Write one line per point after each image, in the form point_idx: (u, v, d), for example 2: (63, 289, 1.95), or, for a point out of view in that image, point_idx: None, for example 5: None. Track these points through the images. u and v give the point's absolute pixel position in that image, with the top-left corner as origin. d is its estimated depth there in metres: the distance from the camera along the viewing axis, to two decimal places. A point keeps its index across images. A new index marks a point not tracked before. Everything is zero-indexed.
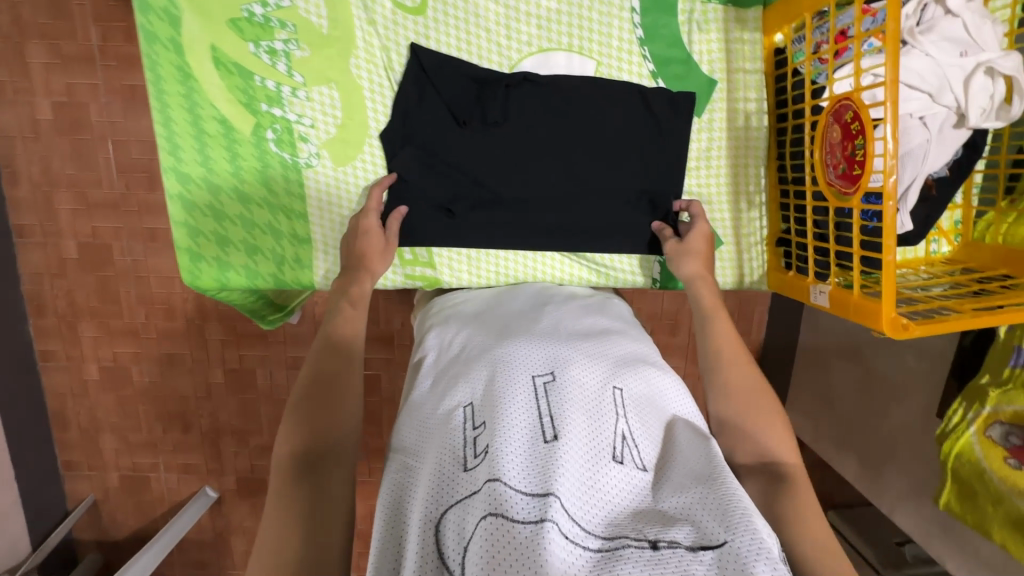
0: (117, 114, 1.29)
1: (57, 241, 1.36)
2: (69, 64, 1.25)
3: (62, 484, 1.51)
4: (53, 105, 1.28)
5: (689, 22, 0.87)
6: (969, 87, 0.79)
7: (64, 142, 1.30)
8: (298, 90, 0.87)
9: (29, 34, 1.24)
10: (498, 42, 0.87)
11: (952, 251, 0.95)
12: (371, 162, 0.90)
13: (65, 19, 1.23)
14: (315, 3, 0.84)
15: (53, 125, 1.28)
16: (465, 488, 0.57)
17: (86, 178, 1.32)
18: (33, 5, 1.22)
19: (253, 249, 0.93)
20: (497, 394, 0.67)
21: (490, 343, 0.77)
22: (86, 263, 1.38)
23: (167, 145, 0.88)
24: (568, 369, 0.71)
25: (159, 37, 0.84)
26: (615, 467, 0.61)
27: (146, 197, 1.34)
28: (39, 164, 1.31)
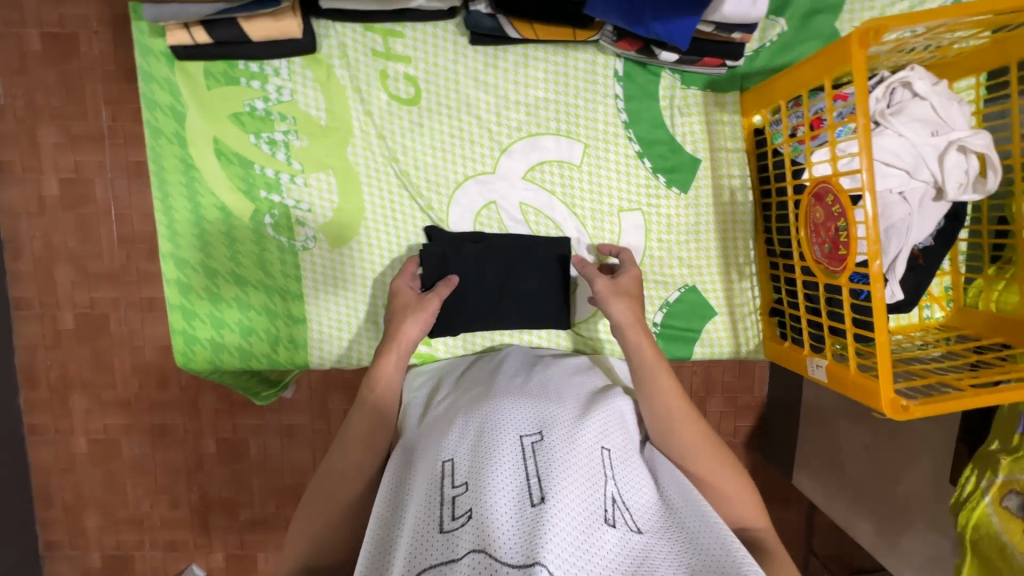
0: (122, 188, 1.26)
1: (55, 312, 1.29)
2: (78, 142, 1.23)
3: (43, 567, 1.39)
4: (60, 181, 1.25)
5: (670, 107, 0.91)
6: (944, 163, 0.82)
7: (69, 217, 1.26)
8: (296, 177, 0.90)
9: (41, 115, 1.22)
10: (490, 128, 0.91)
11: (946, 317, 0.95)
12: (367, 242, 0.92)
13: (77, 100, 1.22)
14: (314, 97, 0.89)
15: (59, 200, 1.25)
16: (445, 555, 0.53)
17: (86, 251, 1.28)
18: (47, 88, 1.21)
19: (248, 330, 0.93)
20: (483, 450, 0.64)
21: (476, 400, 0.74)
22: (83, 334, 1.30)
23: (167, 232, 0.90)
24: (556, 429, 0.68)
25: (164, 131, 0.87)
26: (607, 532, 0.58)
27: (146, 267, 1.29)
28: (41, 240, 1.26)
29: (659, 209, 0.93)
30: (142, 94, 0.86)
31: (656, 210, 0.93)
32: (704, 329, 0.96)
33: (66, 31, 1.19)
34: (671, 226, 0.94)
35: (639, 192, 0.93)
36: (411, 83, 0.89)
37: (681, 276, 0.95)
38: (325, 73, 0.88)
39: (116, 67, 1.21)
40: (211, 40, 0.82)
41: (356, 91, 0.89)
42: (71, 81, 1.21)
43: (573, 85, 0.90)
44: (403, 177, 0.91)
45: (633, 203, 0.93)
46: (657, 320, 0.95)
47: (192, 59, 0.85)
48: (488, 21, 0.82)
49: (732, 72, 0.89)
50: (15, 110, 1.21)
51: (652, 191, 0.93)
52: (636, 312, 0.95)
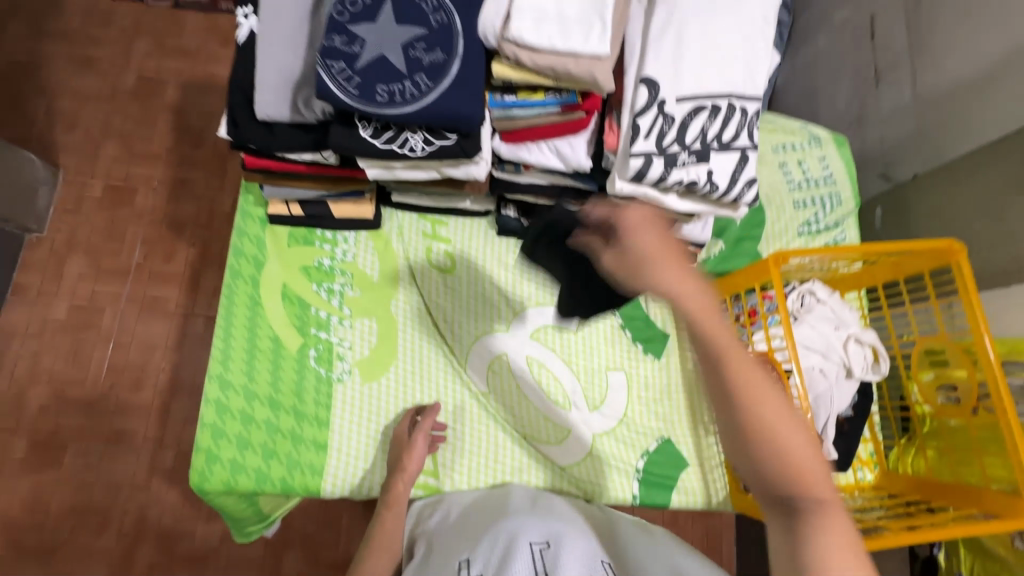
0: (131, 318, 1.49)
1: (8, 439, 1.39)
2: (103, 274, 1.50)
3: None
4: (70, 307, 1.48)
5: (645, 292, 1.19)
6: (847, 351, 1.10)
7: (66, 340, 1.46)
8: (344, 319, 1.08)
9: (76, 249, 1.52)
10: (507, 295, 1.15)
11: (876, 478, 1.15)
12: (395, 378, 1.07)
13: (115, 241, 1.53)
14: (372, 260, 1.12)
15: (62, 324, 1.46)
16: None
17: (70, 375, 1.44)
18: (91, 228, 1.53)
19: (270, 452, 1.00)
20: (497, 559, 0.75)
21: (494, 517, 0.87)
22: (30, 465, 1.38)
23: (220, 356, 1.02)
24: (564, 538, 0.78)
25: (242, 273, 1.06)
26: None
27: (125, 398, 1.44)
28: (28, 361, 1.43)
29: (638, 370, 1.14)
30: (232, 243, 1.07)
31: (636, 370, 1.14)
32: (679, 478, 1.09)
33: (127, 185, 1.57)
34: (648, 385, 1.14)
35: (623, 355, 1.15)
36: (449, 256, 1.14)
37: (657, 429, 1.12)
38: (384, 244, 1.13)
39: (162, 218, 1.56)
40: (303, 212, 1.08)
41: (405, 258, 1.13)
42: (117, 225, 1.54)
43: None
44: (434, 327, 1.11)
45: (618, 364, 1.14)
46: (639, 467, 1.08)
47: (281, 223, 1.09)
48: (513, 221, 1.12)
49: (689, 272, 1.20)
50: (53, 242, 1.51)
51: (634, 355, 1.15)
52: (621, 458, 1.09)
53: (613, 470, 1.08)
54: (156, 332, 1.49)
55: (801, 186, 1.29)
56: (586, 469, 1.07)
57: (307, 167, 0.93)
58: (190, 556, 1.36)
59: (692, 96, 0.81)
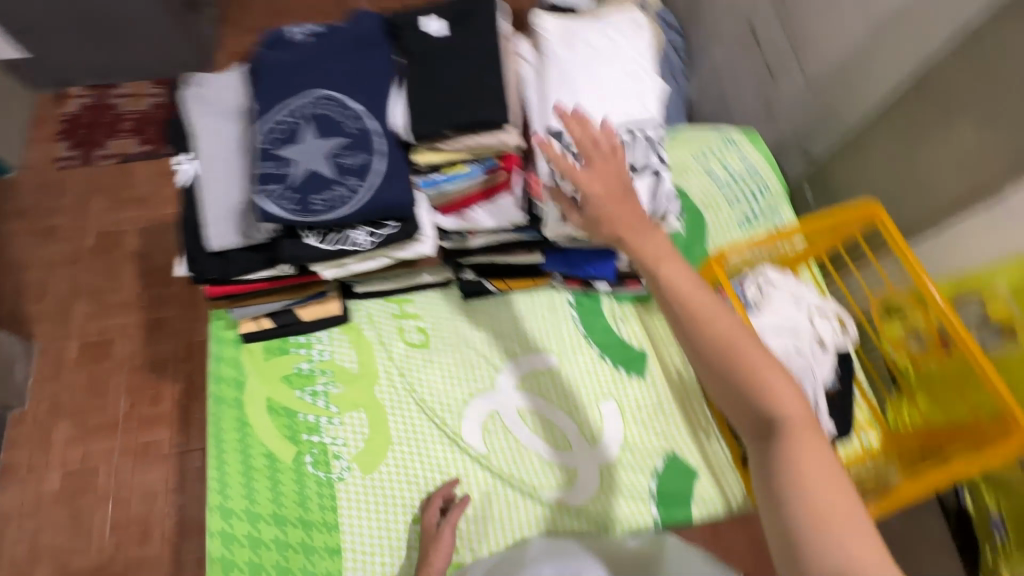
0: (125, 472, 1.46)
1: None
2: (92, 433, 1.50)
3: None
4: (63, 474, 1.46)
5: (613, 317, 1.23)
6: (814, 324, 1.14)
7: (62, 512, 1.42)
8: (333, 417, 1.09)
9: (61, 413, 1.51)
10: (485, 353, 1.18)
11: (881, 440, 1.16)
12: (394, 463, 1.07)
13: (99, 396, 1.53)
14: (348, 353, 1.15)
15: (56, 494, 1.43)
16: None
17: (72, 545, 1.40)
18: (71, 390, 1.54)
19: (285, 570, 0.98)
20: None
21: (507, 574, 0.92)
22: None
23: (217, 485, 1.02)
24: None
25: (225, 398, 1.08)
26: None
27: (134, 553, 1.40)
28: (26, 542, 1.40)
29: (627, 395, 1.17)
30: (211, 370, 1.10)
31: (626, 394, 1.17)
32: (695, 490, 1.10)
33: (103, 339, 1.59)
34: (640, 407, 1.16)
35: (608, 383, 1.17)
36: (421, 331, 1.18)
37: (661, 446, 1.13)
38: (357, 334, 1.17)
39: (141, 361, 1.57)
40: (274, 324, 1.12)
41: (380, 343, 1.16)
42: (98, 380, 1.54)
43: (542, 313, 1.22)
44: (421, 403, 1.12)
45: (606, 393, 1.16)
46: (653, 491, 1.09)
47: (255, 340, 1.12)
48: (474, 282, 1.17)
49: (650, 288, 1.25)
50: (36, 413, 1.51)
51: (620, 380, 1.18)
52: (633, 486, 1.09)
53: (626, 498, 1.08)
54: (154, 479, 1.47)
55: (731, 184, 1.38)
56: (601, 505, 1.07)
57: (268, 283, 0.97)
58: None
59: None
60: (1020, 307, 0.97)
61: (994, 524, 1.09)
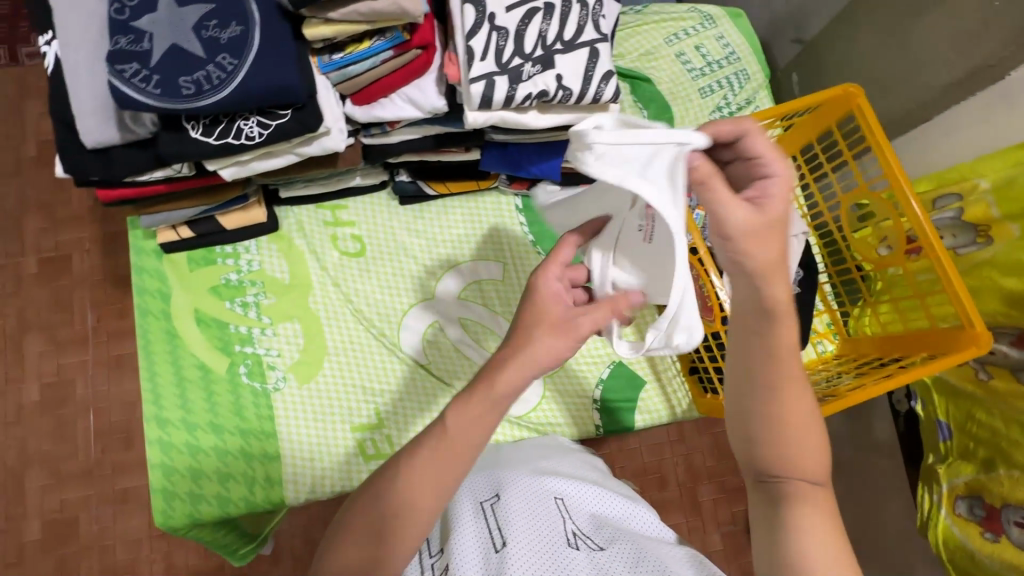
0: (102, 382, 1.52)
1: (20, 524, 1.46)
2: (63, 347, 1.53)
3: None
4: (41, 386, 1.51)
5: None
6: None
7: (46, 420, 1.50)
8: (266, 329, 1.06)
9: (30, 328, 1.54)
10: (425, 263, 1.11)
11: (838, 348, 1.12)
12: (331, 373, 1.05)
13: (66, 312, 1.55)
14: (279, 263, 1.09)
15: (38, 404, 1.50)
16: None
17: (60, 450, 1.49)
18: (38, 306, 1.55)
19: (225, 476, 0.99)
20: (450, 517, 0.74)
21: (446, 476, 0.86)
22: (47, 544, 1.45)
23: (150, 396, 1.01)
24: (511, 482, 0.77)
25: (151, 310, 1.04)
26: (571, 556, 0.68)
27: (120, 457, 1.50)
28: (16, 448, 1.48)
29: None
30: (135, 284, 1.05)
31: None
32: (639, 398, 1.08)
33: (61, 254, 1.57)
34: None
35: None
36: (357, 240, 1.11)
37: (607, 355, 1.10)
38: (287, 244, 1.09)
39: (104, 277, 1.57)
40: (193, 233, 1.03)
41: (313, 253, 1.09)
42: (62, 296, 1.55)
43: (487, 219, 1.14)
44: (358, 314, 1.08)
45: None
46: (597, 398, 1.07)
47: (176, 250, 1.05)
48: (410, 185, 1.07)
49: None
50: (6, 328, 1.53)
51: None
52: (576, 395, 1.08)
53: (570, 406, 1.07)
54: (131, 390, 1.54)
55: (704, 71, 1.22)
56: (544, 412, 1.06)
57: (166, 186, 0.88)
58: None
59: (520, 4, 0.76)
60: (999, 208, 0.89)
61: (939, 429, 1.09)
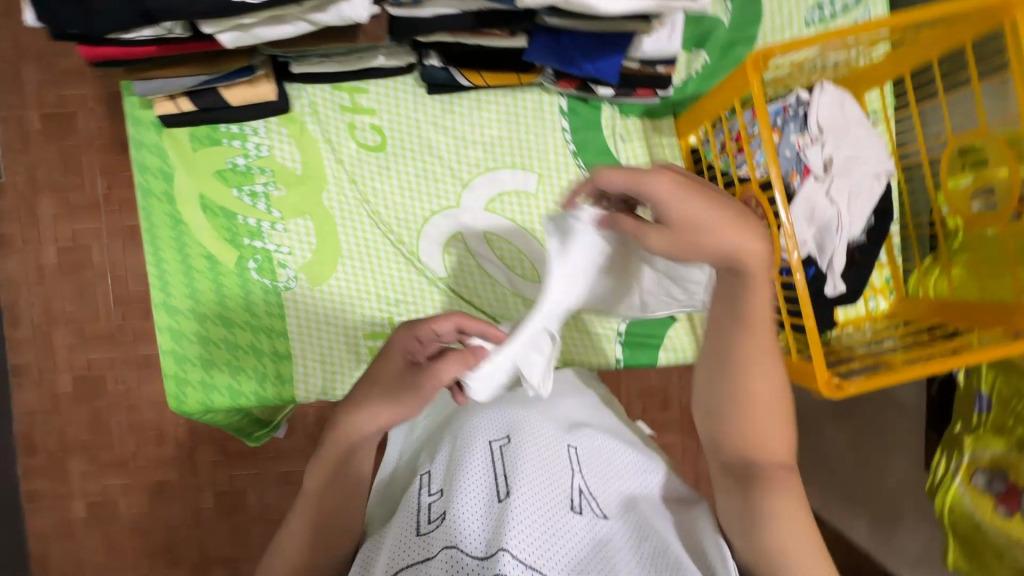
0: (118, 252, 1.50)
1: (52, 376, 1.52)
2: (75, 211, 1.48)
3: None
4: (58, 249, 1.49)
5: (613, 135, 1.00)
6: (852, 173, 0.93)
7: (67, 282, 1.49)
8: (276, 223, 0.98)
9: (40, 189, 1.47)
10: (450, 166, 0.99)
11: (890, 306, 1.03)
12: (345, 277, 0.99)
13: (75, 175, 1.47)
14: (290, 150, 0.97)
15: (57, 267, 1.48)
16: (420, 553, 0.60)
17: (83, 313, 1.50)
18: (46, 165, 1.47)
19: (236, 369, 0.98)
20: (457, 456, 0.72)
21: (456, 415, 0.82)
22: (79, 397, 1.53)
23: (158, 283, 0.96)
24: (524, 431, 0.74)
25: (154, 191, 0.96)
26: (572, 519, 0.64)
27: (140, 326, 1.52)
28: (40, 306, 1.49)
29: None
30: (133, 159, 0.95)
31: None
32: (665, 335, 1.02)
33: (64, 110, 1.46)
34: None
35: None
36: (377, 131, 0.98)
37: None
38: (299, 129, 0.97)
39: (110, 141, 1.47)
40: (194, 107, 0.91)
41: (328, 142, 0.98)
42: (70, 157, 1.46)
43: (524, 122, 0.99)
44: (375, 216, 0.99)
45: None
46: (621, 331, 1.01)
47: (177, 124, 0.94)
48: (441, 73, 0.92)
49: (664, 100, 0.99)
50: (17, 186, 1.46)
51: None
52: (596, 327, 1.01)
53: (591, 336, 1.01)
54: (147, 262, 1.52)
55: None
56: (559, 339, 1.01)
57: (159, 49, 0.75)
58: (242, 454, 1.57)
59: None
60: None
61: (977, 400, 1.02)
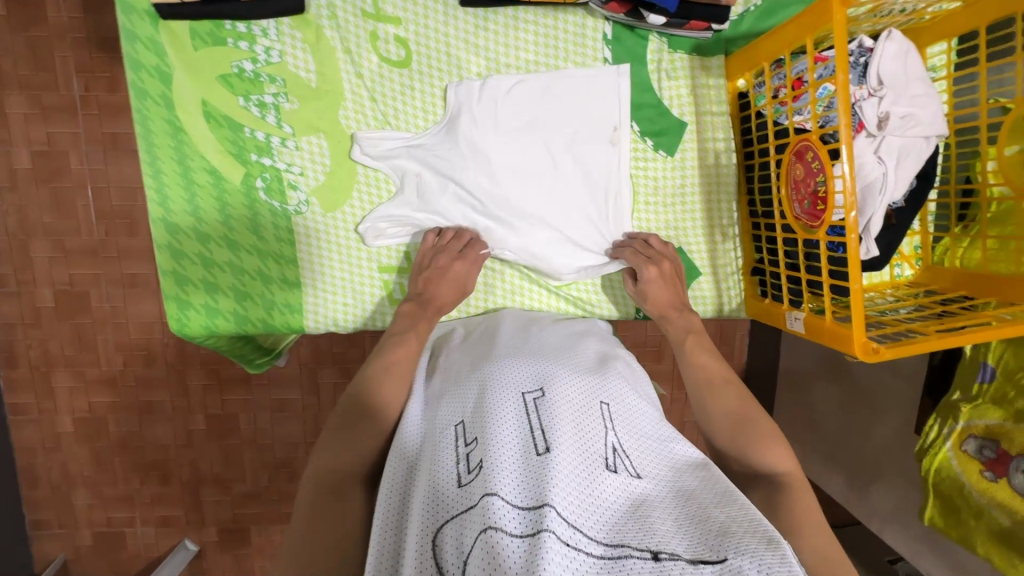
0: (99, 162, 1.38)
1: (32, 289, 1.44)
2: (50, 113, 1.35)
3: (25, 517, 1.56)
4: (32, 154, 1.36)
5: (658, 70, 0.93)
6: (906, 132, 0.88)
7: (44, 191, 1.38)
8: (287, 140, 0.90)
9: (9, 85, 1.33)
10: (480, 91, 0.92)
11: (915, 275, 1.02)
12: (360, 207, 0.93)
13: (47, 72, 1.33)
14: (304, 58, 0.88)
15: (32, 174, 1.37)
16: (461, 502, 0.59)
17: (63, 226, 1.41)
18: (13, 57, 1.31)
19: (242, 295, 0.93)
20: (490, 407, 0.70)
21: (483, 360, 0.80)
22: (62, 312, 1.46)
23: (156, 197, 0.89)
24: (559, 385, 0.74)
25: (150, 93, 0.86)
26: (610, 476, 0.64)
27: (125, 243, 1.44)
28: (15, 214, 1.39)
29: (645, 173, 0.96)
30: (126, 54, 0.85)
31: (644, 170, 0.96)
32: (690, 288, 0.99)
33: None
34: (657, 189, 0.97)
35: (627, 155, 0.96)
36: (402, 45, 0.88)
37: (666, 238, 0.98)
38: (315, 35, 0.87)
39: (86, 35, 1.32)
40: None
41: (347, 52, 0.88)
42: (41, 50, 1.31)
43: (563, 49, 0.91)
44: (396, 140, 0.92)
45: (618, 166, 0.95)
46: None
47: (176, 17, 0.83)
48: None
49: (717, 36, 0.91)
50: None
51: (640, 153, 0.96)
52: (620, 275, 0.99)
53: (614, 285, 0.99)
54: (132, 175, 1.41)
55: None
56: (581, 288, 0.99)
57: None
58: (233, 379, 1.54)
59: None
60: None
61: (980, 370, 1.04)
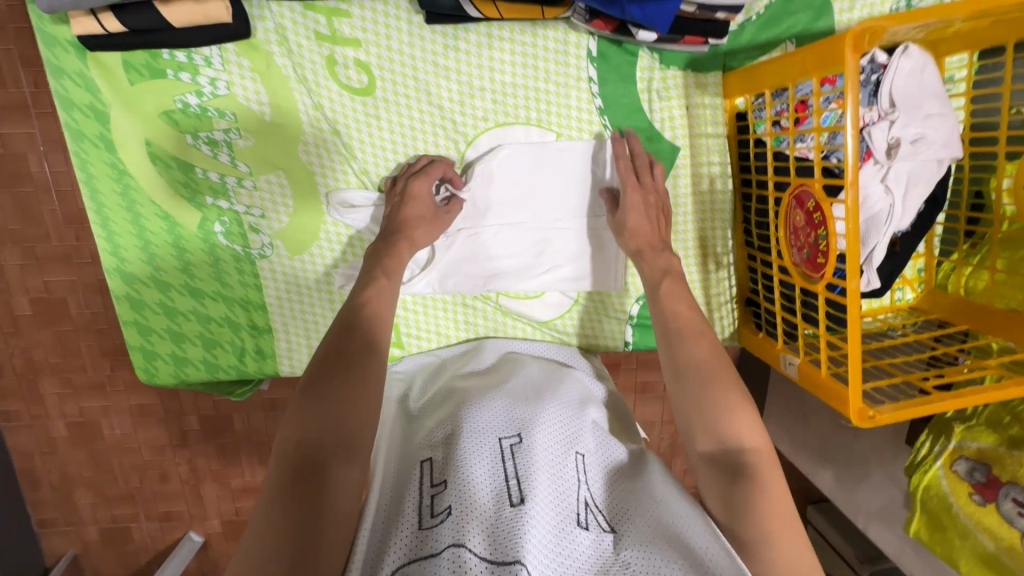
0: (61, 164, 1.24)
1: (7, 298, 1.33)
2: (1, 114, 1.18)
3: (31, 515, 1.53)
4: None
5: (648, 90, 0.84)
6: (916, 158, 0.81)
7: (5, 198, 1.24)
8: (244, 180, 0.82)
9: None
10: (452, 119, 0.83)
11: (916, 298, 0.97)
12: (328, 249, 0.87)
13: None
14: (255, 89, 0.79)
15: None
16: (425, 550, 0.56)
17: (29, 233, 1.27)
18: None
19: (210, 342, 0.89)
20: (464, 449, 0.68)
21: (459, 399, 0.78)
22: (41, 320, 1.35)
23: (108, 246, 0.83)
24: (539, 428, 0.72)
25: (87, 135, 0.78)
26: (580, 532, 0.62)
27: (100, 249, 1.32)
28: None
29: None
30: (54, 92, 0.76)
31: None
32: None
33: None
34: None
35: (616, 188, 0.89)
36: (363, 70, 0.79)
37: None
38: (264, 62, 0.78)
39: (31, 25, 1.13)
40: (125, 30, 0.71)
41: (302, 81, 0.79)
42: None
43: (544, 68, 0.82)
44: (364, 175, 0.84)
45: None
46: (633, 314, 0.95)
47: (106, 49, 0.73)
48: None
49: (714, 49, 0.82)
50: None
51: None
52: (609, 308, 0.94)
53: (603, 318, 0.95)
54: None
55: None
56: (567, 321, 0.95)
57: None
58: None
59: None
60: None
61: None
